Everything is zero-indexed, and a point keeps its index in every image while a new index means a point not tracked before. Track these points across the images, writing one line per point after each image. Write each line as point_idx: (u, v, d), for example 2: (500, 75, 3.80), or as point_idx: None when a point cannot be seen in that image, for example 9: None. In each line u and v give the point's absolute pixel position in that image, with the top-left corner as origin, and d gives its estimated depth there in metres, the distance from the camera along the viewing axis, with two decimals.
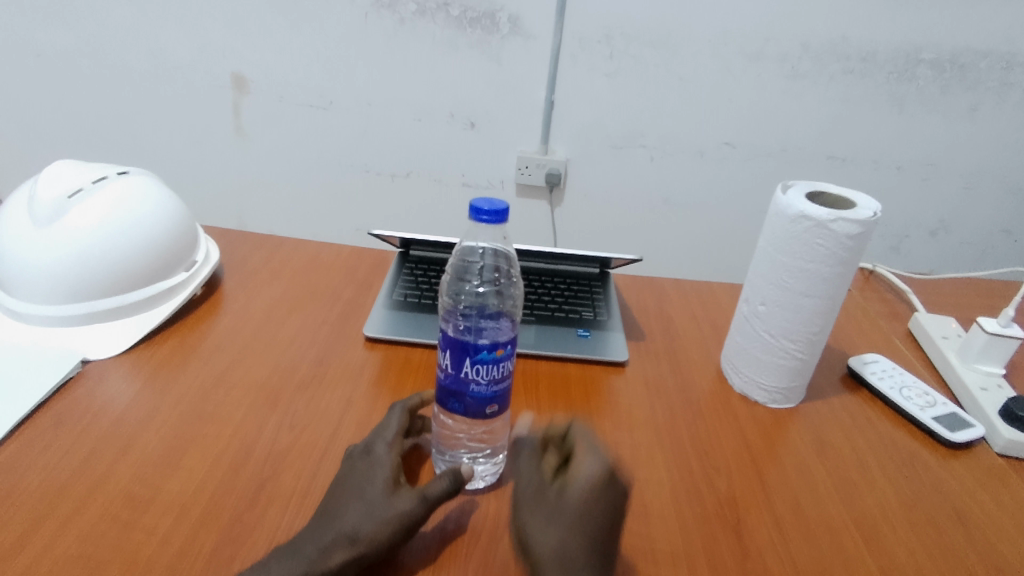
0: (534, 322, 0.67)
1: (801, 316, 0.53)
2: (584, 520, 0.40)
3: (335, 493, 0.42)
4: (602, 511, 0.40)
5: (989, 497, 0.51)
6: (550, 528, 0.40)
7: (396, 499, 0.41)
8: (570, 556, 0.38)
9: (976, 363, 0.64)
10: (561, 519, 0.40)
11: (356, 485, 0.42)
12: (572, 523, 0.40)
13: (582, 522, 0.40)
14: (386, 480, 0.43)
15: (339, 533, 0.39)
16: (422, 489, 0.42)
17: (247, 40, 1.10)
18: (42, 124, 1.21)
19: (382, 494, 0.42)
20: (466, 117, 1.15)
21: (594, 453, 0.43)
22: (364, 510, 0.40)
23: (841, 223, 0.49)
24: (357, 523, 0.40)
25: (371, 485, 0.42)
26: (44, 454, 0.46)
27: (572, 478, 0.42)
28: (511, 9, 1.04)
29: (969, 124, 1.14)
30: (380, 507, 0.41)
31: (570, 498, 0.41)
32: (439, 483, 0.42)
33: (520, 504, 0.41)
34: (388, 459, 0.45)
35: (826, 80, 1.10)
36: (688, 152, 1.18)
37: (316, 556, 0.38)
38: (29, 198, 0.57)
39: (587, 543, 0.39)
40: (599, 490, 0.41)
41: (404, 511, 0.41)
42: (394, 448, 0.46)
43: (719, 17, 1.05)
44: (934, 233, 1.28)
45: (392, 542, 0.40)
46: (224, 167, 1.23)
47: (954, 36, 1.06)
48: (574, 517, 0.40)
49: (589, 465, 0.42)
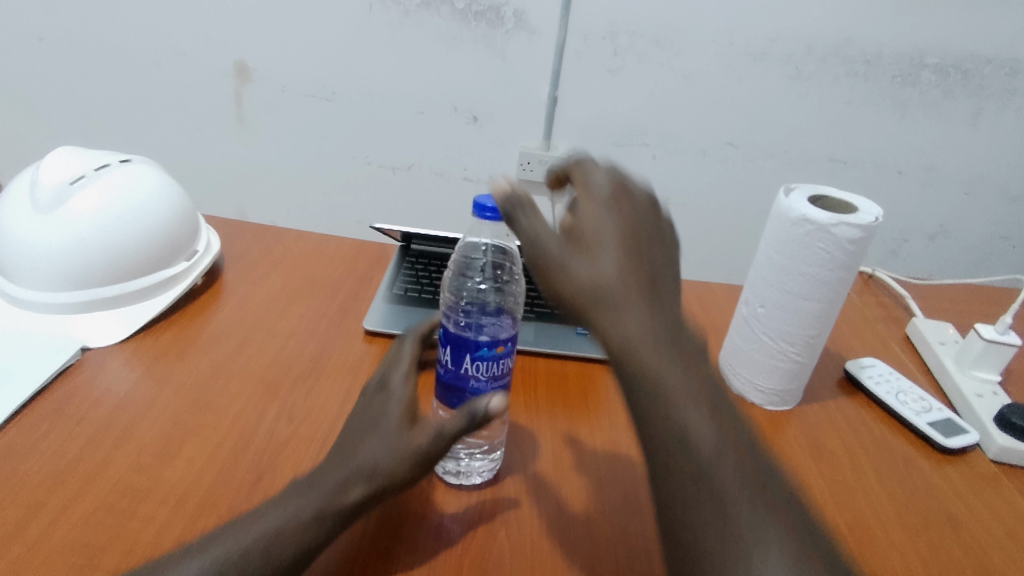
0: (533, 318, 0.67)
1: (800, 319, 0.53)
2: (613, 223, 0.35)
3: (351, 431, 0.42)
4: (629, 212, 0.36)
5: (982, 503, 0.51)
6: (575, 249, 0.35)
7: (413, 433, 0.40)
8: (619, 273, 0.34)
9: (972, 369, 0.65)
10: (585, 235, 0.35)
11: (373, 421, 0.42)
12: (603, 235, 0.35)
13: (613, 228, 0.35)
14: (401, 414, 0.42)
15: (355, 469, 0.39)
16: (436, 424, 0.40)
17: (249, 28, 1.09)
18: (43, 108, 1.21)
19: (398, 429, 0.41)
20: (469, 111, 1.14)
21: (596, 175, 0.38)
22: (380, 443, 0.40)
23: (842, 228, 0.49)
24: (373, 459, 0.39)
25: (386, 419, 0.42)
26: (43, 440, 0.46)
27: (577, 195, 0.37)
28: (516, 3, 1.04)
29: (971, 130, 1.14)
30: (396, 441, 0.40)
31: (587, 212, 0.36)
32: (454, 419, 0.39)
33: (540, 247, 0.36)
34: (402, 393, 0.44)
35: (830, 82, 1.10)
36: (690, 151, 1.18)
37: (331, 495, 0.38)
38: (30, 184, 0.56)
39: (629, 247, 0.35)
40: (607, 194, 0.37)
41: (419, 446, 0.39)
42: (408, 380, 0.45)
43: (724, 17, 1.04)
44: (933, 237, 1.28)
45: (410, 474, 0.39)
46: (225, 155, 1.23)
47: (959, 41, 1.05)
48: (600, 227, 0.35)
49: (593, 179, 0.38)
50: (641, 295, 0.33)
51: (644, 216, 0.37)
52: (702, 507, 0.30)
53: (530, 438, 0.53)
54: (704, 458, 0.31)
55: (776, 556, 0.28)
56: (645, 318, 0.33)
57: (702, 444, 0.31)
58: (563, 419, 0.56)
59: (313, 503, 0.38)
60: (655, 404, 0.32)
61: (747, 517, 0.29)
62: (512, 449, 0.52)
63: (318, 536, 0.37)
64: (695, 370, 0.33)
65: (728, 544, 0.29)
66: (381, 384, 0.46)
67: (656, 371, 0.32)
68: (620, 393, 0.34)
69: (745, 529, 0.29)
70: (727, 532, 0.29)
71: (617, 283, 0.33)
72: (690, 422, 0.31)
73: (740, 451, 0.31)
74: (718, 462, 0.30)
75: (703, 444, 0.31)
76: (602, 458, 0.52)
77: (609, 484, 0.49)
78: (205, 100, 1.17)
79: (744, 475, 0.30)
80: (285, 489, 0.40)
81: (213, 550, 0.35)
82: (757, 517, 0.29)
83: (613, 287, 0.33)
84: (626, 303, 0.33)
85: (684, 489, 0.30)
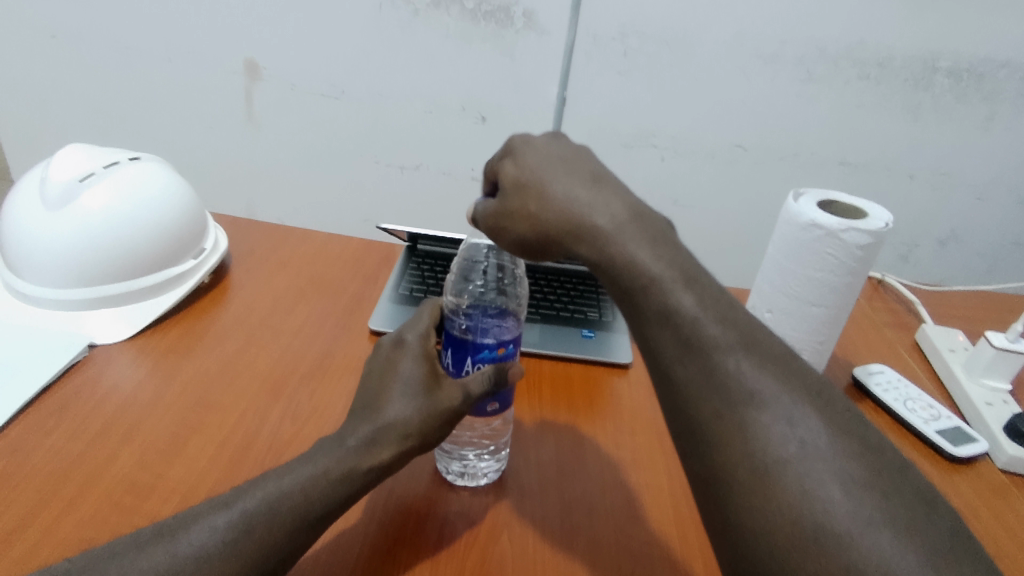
0: (538, 321, 0.67)
1: (808, 324, 0.53)
2: (556, 166, 0.41)
3: (376, 388, 0.43)
4: (563, 154, 0.42)
5: (990, 513, 0.51)
6: (538, 199, 0.40)
7: (442, 394, 0.41)
8: (621, 217, 0.37)
9: (982, 378, 0.64)
10: (534, 180, 0.40)
11: (396, 378, 0.43)
12: (553, 177, 0.40)
13: (557, 170, 0.40)
14: (424, 373, 0.43)
15: (388, 426, 0.40)
16: (463, 386, 0.41)
17: (259, 26, 1.09)
18: (56, 104, 1.22)
19: (427, 390, 0.42)
20: (478, 111, 1.14)
21: (521, 153, 0.42)
22: (407, 402, 0.41)
23: (852, 233, 0.48)
24: (404, 418, 0.41)
25: (412, 378, 0.42)
26: (48, 437, 0.47)
27: (517, 172, 0.42)
28: (526, 3, 1.03)
29: (985, 134, 1.13)
30: (427, 401, 0.41)
31: (528, 165, 0.41)
32: (480, 380, 0.41)
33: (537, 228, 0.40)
34: (419, 351, 0.45)
35: (842, 85, 1.09)
36: (699, 153, 1.17)
37: (363, 450, 0.39)
38: (40, 181, 0.57)
39: (586, 180, 0.40)
40: (544, 164, 0.41)
41: (449, 404, 0.41)
42: (426, 338, 0.46)
43: (735, 18, 1.03)
44: (944, 243, 1.27)
45: (440, 432, 0.41)
46: (235, 153, 1.23)
47: (974, 44, 1.04)
48: (539, 170, 0.41)
49: (523, 155, 0.42)
50: (635, 225, 0.37)
51: (587, 169, 0.41)
52: (735, 421, 0.31)
53: (534, 441, 0.53)
54: (737, 374, 0.32)
55: (812, 459, 0.30)
56: (645, 244, 0.36)
57: (760, 399, 0.31)
58: (567, 422, 0.56)
59: (345, 461, 0.39)
60: (677, 326, 0.33)
61: (779, 427, 0.30)
62: (517, 451, 0.52)
63: (351, 492, 0.38)
64: (710, 293, 0.35)
65: (763, 452, 0.30)
66: (400, 341, 0.46)
67: (692, 320, 0.33)
68: (645, 354, 0.35)
69: (778, 437, 0.30)
70: (761, 441, 0.30)
71: (602, 211, 0.38)
72: (713, 341, 0.33)
73: (767, 365, 0.32)
74: (750, 377, 0.32)
75: (731, 362, 0.32)
76: (606, 463, 0.52)
77: (613, 488, 0.49)
78: (216, 98, 1.18)
79: (773, 387, 0.32)
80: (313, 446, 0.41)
81: (243, 503, 0.36)
82: (790, 424, 0.31)
83: (597, 215, 0.38)
84: (627, 237, 0.36)
85: (713, 405, 0.32)
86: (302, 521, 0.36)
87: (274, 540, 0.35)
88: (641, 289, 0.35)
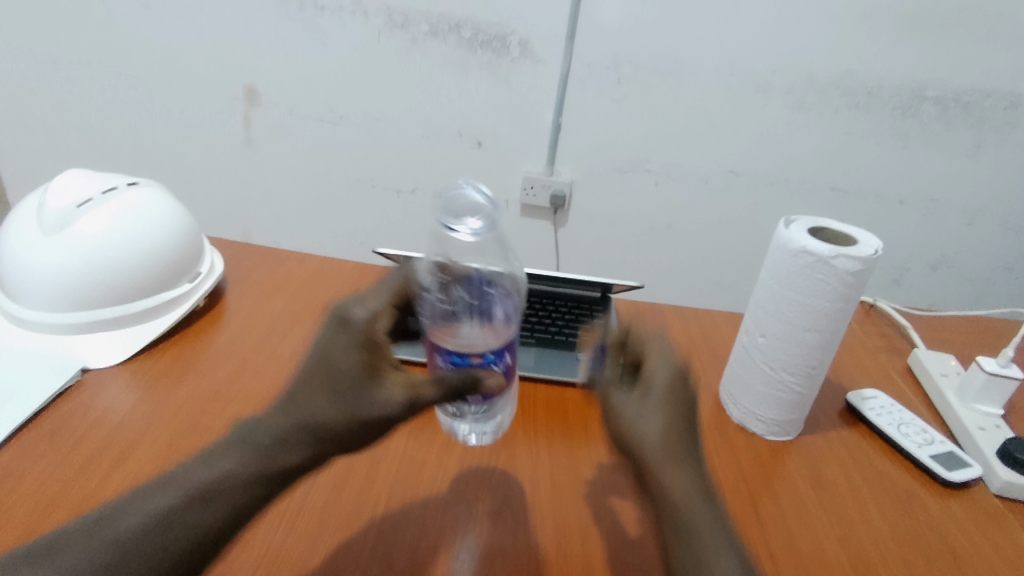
0: (534, 344, 0.67)
1: (801, 349, 0.53)
2: (677, 431, 0.44)
3: (305, 375, 0.39)
4: (682, 407, 0.45)
5: (985, 537, 0.51)
6: (645, 454, 0.43)
7: (378, 395, 0.38)
8: (694, 487, 0.42)
9: (974, 403, 0.64)
10: (652, 440, 0.43)
11: (329, 363, 0.39)
12: (663, 445, 0.43)
13: (675, 428, 0.44)
14: (363, 363, 0.39)
15: (306, 427, 0.37)
16: (409, 393, 0.38)
17: (258, 52, 1.11)
18: (55, 128, 1.22)
19: (365, 388, 0.38)
20: (474, 136, 1.16)
21: (655, 407, 0.45)
22: (336, 398, 0.38)
23: (843, 260, 0.48)
24: (325, 416, 0.37)
25: (348, 370, 0.38)
26: (40, 462, 0.46)
27: (639, 418, 0.45)
28: (523, 33, 1.05)
29: (972, 161, 1.15)
30: (359, 401, 0.38)
31: (654, 421, 0.44)
32: (432, 390, 0.38)
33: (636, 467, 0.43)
34: (364, 333, 0.41)
35: (831, 113, 1.11)
36: (692, 179, 1.19)
37: (272, 451, 0.36)
38: (38, 205, 0.57)
39: (692, 452, 0.44)
40: (671, 424, 0.44)
41: (382, 409, 0.38)
42: (374, 321, 0.42)
43: (726, 49, 1.06)
44: (935, 267, 1.29)
45: (365, 434, 0.38)
46: (232, 177, 1.24)
47: (960, 74, 1.07)
48: (657, 417, 0.45)
49: (654, 409, 0.45)
50: (704, 496, 0.42)
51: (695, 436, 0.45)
52: None
53: (528, 466, 0.53)
54: None
55: None
56: (713, 524, 0.40)
57: None
58: (562, 445, 0.56)
59: (250, 464, 0.35)
60: None
61: None
62: (510, 474, 0.52)
63: (254, 499, 0.35)
64: None
65: None
66: (344, 319, 0.41)
67: None
68: None
69: None
70: None
71: (683, 477, 0.42)
72: None
73: None
74: None
75: None
76: (599, 486, 0.52)
77: (607, 511, 0.49)
78: (214, 122, 1.19)
79: None
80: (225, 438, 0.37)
81: (122, 525, 0.33)
82: None
83: (681, 478, 0.42)
84: (692, 506, 0.41)
85: None
86: (193, 539, 0.33)
87: (158, 559, 0.32)
88: (700, 552, 0.39)
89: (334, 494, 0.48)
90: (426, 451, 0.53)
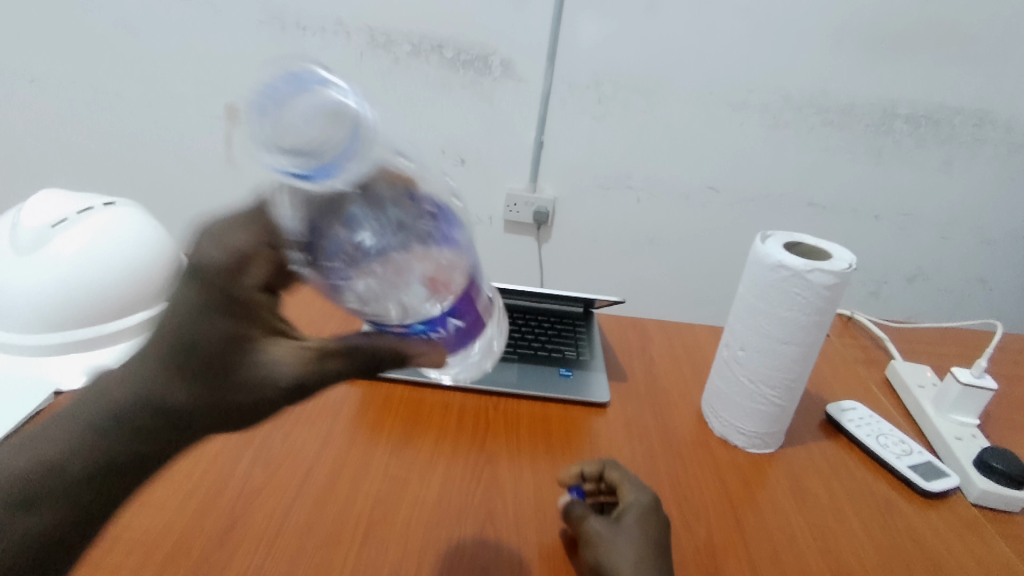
0: (516, 360, 0.67)
1: (779, 362, 0.54)
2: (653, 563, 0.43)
3: (169, 344, 0.36)
4: (657, 543, 0.45)
5: (964, 546, 0.51)
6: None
7: (257, 371, 0.36)
8: None
9: (950, 413, 0.65)
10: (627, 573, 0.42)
11: (195, 330, 0.35)
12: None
13: (651, 560, 0.43)
14: (237, 332, 0.36)
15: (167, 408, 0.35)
16: (294, 369, 0.37)
17: (240, 72, 1.11)
18: (33, 148, 1.21)
19: (241, 364, 0.36)
20: (457, 154, 1.17)
21: (630, 539, 0.44)
22: (206, 377, 0.35)
23: (818, 274, 0.49)
24: (192, 398, 0.35)
25: (220, 340, 0.35)
26: None
27: (613, 549, 0.44)
28: (504, 53, 1.07)
29: (944, 176, 1.18)
30: (236, 381, 0.36)
31: (628, 551, 0.44)
32: (323, 366, 0.38)
33: None
34: (240, 296, 0.37)
35: (807, 130, 1.14)
36: (673, 195, 1.21)
37: (129, 435, 0.34)
38: (13, 226, 0.56)
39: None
40: (646, 555, 0.43)
41: (261, 386, 0.36)
42: (251, 277, 0.38)
43: (703, 68, 1.08)
44: (912, 279, 1.31)
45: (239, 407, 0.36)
46: (214, 195, 1.24)
47: (929, 93, 1.10)
48: (633, 547, 0.44)
49: (629, 541, 0.44)
50: None
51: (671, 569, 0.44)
52: None
53: (511, 482, 0.53)
54: None
55: None
56: None
57: None
58: (545, 461, 0.55)
59: (95, 454, 0.34)
60: None
61: None
62: (493, 492, 0.52)
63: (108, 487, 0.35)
64: None
65: None
66: (200, 277, 0.37)
67: None
68: None
69: None
70: None
71: None
72: None
73: None
74: None
75: None
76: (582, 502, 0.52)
77: None
78: (196, 141, 1.18)
79: None
80: (74, 401, 0.36)
81: None
82: None
83: None
84: None
85: None
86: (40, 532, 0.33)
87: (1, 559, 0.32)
88: None
89: (315, 513, 0.48)
90: (408, 469, 0.53)
